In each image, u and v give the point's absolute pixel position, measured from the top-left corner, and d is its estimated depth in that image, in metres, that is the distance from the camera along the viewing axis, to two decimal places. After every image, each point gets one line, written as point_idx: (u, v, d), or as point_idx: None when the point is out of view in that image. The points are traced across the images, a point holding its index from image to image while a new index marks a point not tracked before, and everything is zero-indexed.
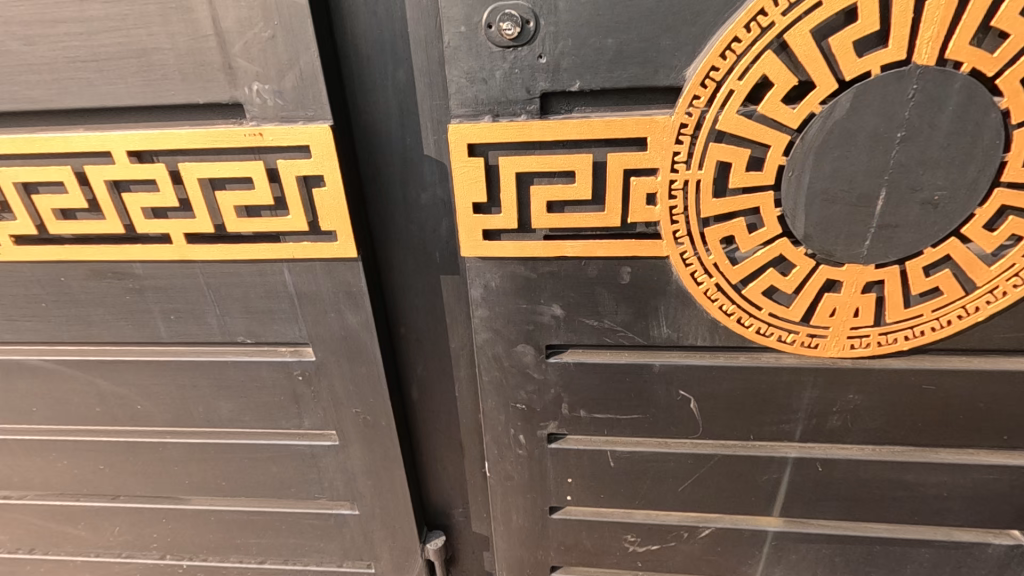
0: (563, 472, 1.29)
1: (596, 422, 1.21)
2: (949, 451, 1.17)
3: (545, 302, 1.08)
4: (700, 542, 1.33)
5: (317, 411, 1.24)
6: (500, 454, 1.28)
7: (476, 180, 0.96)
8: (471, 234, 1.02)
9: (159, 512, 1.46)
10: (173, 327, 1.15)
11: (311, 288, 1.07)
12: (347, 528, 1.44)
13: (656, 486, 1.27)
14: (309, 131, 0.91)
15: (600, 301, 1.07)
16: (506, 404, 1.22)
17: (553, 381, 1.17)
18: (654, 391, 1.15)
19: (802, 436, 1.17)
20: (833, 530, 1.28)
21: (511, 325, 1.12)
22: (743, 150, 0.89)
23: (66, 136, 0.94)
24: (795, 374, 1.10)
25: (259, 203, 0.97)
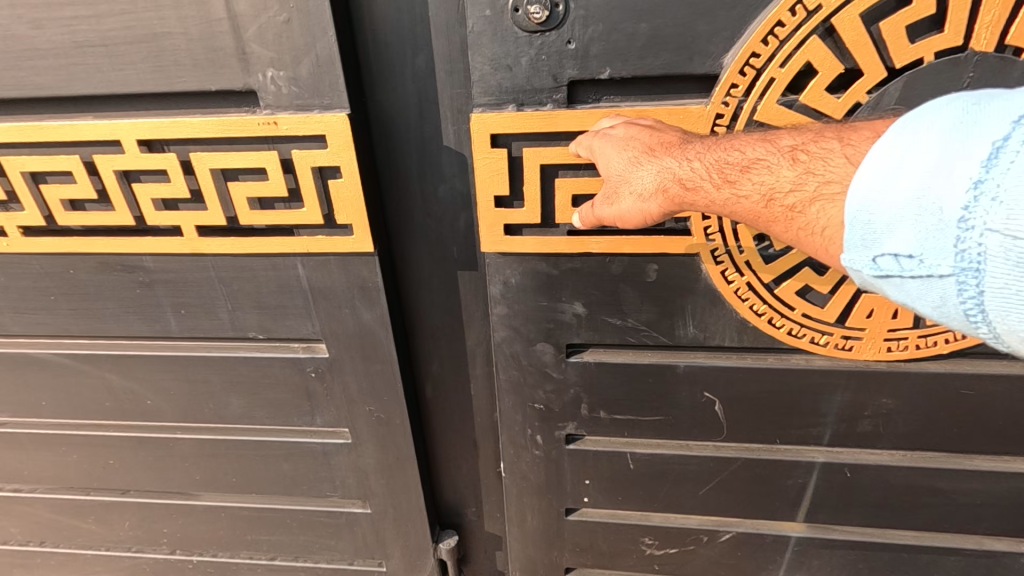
0: (581, 473, 1.25)
1: (616, 423, 1.17)
2: (984, 458, 1.13)
3: (567, 300, 1.05)
4: (719, 547, 1.30)
5: (329, 408, 1.21)
6: (516, 454, 1.25)
7: (499, 172, 0.92)
8: (493, 228, 0.98)
9: (169, 508, 1.45)
10: (183, 322, 1.12)
11: (326, 283, 1.03)
12: (359, 527, 1.42)
13: (676, 488, 1.24)
14: (326, 120, 0.87)
15: (624, 299, 1.03)
16: (523, 403, 1.18)
17: (573, 381, 1.14)
18: (677, 393, 1.12)
19: (830, 440, 1.13)
20: (858, 536, 1.24)
21: (531, 324, 1.08)
22: None
23: (74, 124, 0.91)
24: (825, 376, 1.06)
25: (273, 195, 0.93)
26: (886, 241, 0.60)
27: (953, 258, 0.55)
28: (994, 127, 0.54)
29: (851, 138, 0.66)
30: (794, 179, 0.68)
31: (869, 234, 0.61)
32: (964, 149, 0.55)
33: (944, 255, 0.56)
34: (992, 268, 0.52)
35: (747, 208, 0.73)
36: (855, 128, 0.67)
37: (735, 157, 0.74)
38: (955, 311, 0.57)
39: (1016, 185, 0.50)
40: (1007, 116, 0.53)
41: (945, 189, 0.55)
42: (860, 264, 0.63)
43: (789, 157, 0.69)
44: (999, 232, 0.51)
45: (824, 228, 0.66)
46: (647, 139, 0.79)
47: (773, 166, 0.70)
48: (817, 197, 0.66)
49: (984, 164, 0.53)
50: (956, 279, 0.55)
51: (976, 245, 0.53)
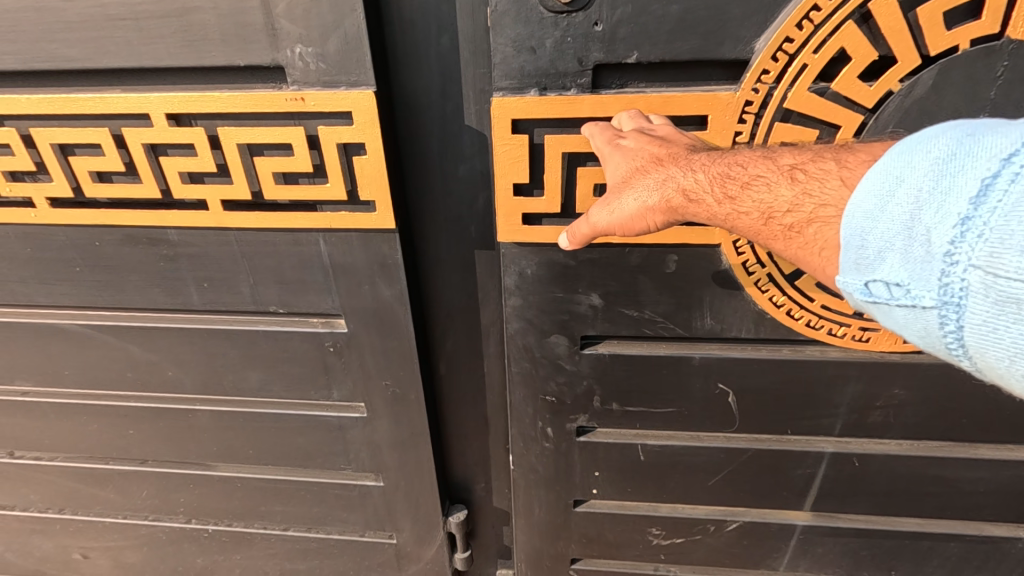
0: (591, 466, 1.29)
1: (628, 415, 1.20)
2: (989, 447, 1.16)
3: (584, 289, 1.07)
4: (726, 535, 1.33)
5: (346, 382, 1.24)
6: (525, 447, 1.29)
7: (519, 159, 0.94)
8: (510, 217, 1.00)
9: (186, 478, 1.49)
10: (206, 295, 1.14)
11: (347, 259, 1.06)
12: (371, 499, 1.46)
13: (686, 479, 1.27)
14: (353, 97, 0.88)
15: (641, 290, 1.06)
16: (534, 395, 1.21)
17: (585, 373, 1.16)
18: (690, 386, 1.15)
19: (841, 431, 1.16)
20: (861, 524, 1.28)
21: (545, 315, 1.11)
22: (809, 132, 0.86)
23: (104, 96, 0.92)
24: (839, 368, 1.09)
25: (298, 170, 0.95)
26: (877, 268, 0.60)
27: (937, 290, 0.55)
28: (987, 161, 0.53)
29: (849, 161, 0.68)
30: (793, 199, 0.70)
31: (860, 259, 0.61)
32: (955, 182, 0.55)
33: (928, 287, 0.56)
34: (973, 303, 0.52)
35: (747, 224, 0.75)
36: (853, 150, 0.70)
37: (738, 172, 0.76)
38: (939, 342, 0.57)
39: (1003, 223, 0.50)
40: (999, 152, 0.53)
41: (934, 221, 0.56)
42: (853, 288, 0.63)
43: (788, 176, 0.72)
44: (982, 269, 0.51)
45: (820, 249, 0.68)
46: (655, 149, 0.81)
47: (773, 184, 0.73)
48: (813, 219, 0.68)
49: (973, 200, 0.53)
50: (938, 312, 0.55)
51: (959, 280, 0.53)
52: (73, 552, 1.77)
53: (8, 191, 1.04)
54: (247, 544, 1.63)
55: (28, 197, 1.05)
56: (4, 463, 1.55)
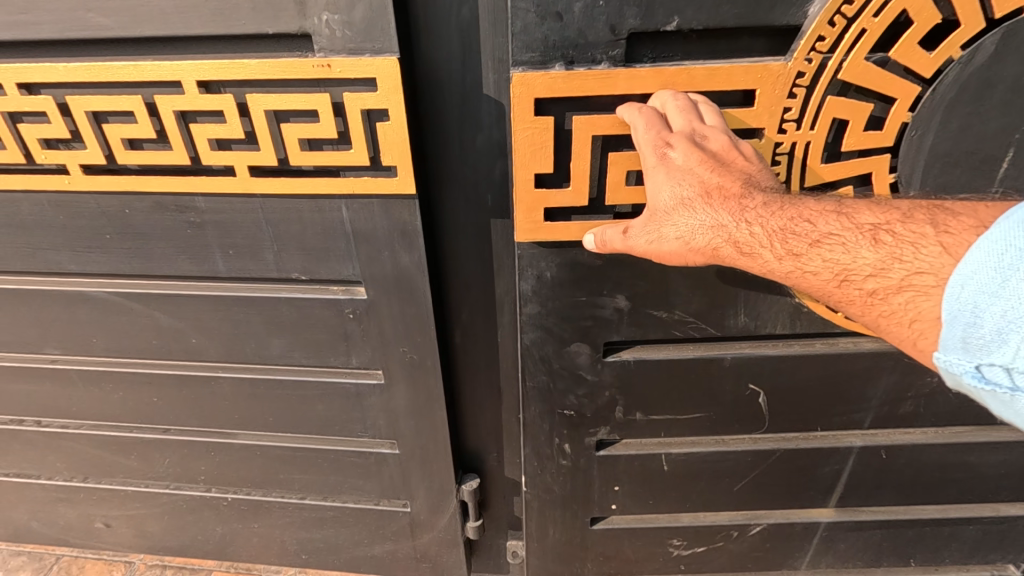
0: (610, 481, 1.48)
1: (653, 423, 1.38)
2: (1008, 431, 1.40)
3: (607, 294, 1.20)
4: (749, 539, 1.58)
5: (365, 349, 1.28)
6: (541, 466, 1.46)
7: (542, 142, 0.98)
8: (533, 211, 1.05)
9: (208, 445, 1.54)
10: (231, 263, 1.18)
11: (368, 226, 1.09)
12: (386, 467, 1.50)
13: (717, 482, 1.49)
14: (377, 64, 0.92)
15: (670, 294, 1.20)
16: (551, 410, 1.37)
17: (606, 382, 1.32)
18: (719, 394, 1.35)
19: (871, 424, 1.39)
20: (884, 514, 1.55)
21: (565, 324, 1.24)
22: (861, 107, 0.94)
23: (137, 65, 0.96)
24: (875, 360, 1.30)
25: (324, 137, 0.98)
26: (993, 350, 0.66)
27: None
28: None
29: (945, 226, 0.75)
30: (876, 262, 0.77)
31: (976, 345, 0.67)
32: None
33: None
34: None
35: (817, 281, 0.82)
36: (953, 214, 0.75)
37: (807, 231, 0.83)
38: None
39: None
40: None
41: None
42: (964, 371, 0.69)
43: (872, 238, 0.79)
44: None
45: (910, 320, 0.75)
46: (704, 176, 0.88)
47: (852, 246, 0.79)
48: (905, 286, 0.74)
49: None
50: None
51: None
52: (96, 521, 1.83)
53: (44, 158, 1.08)
54: (265, 512, 1.68)
55: (62, 164, 1.09)
56: (33, 432, 1.61)
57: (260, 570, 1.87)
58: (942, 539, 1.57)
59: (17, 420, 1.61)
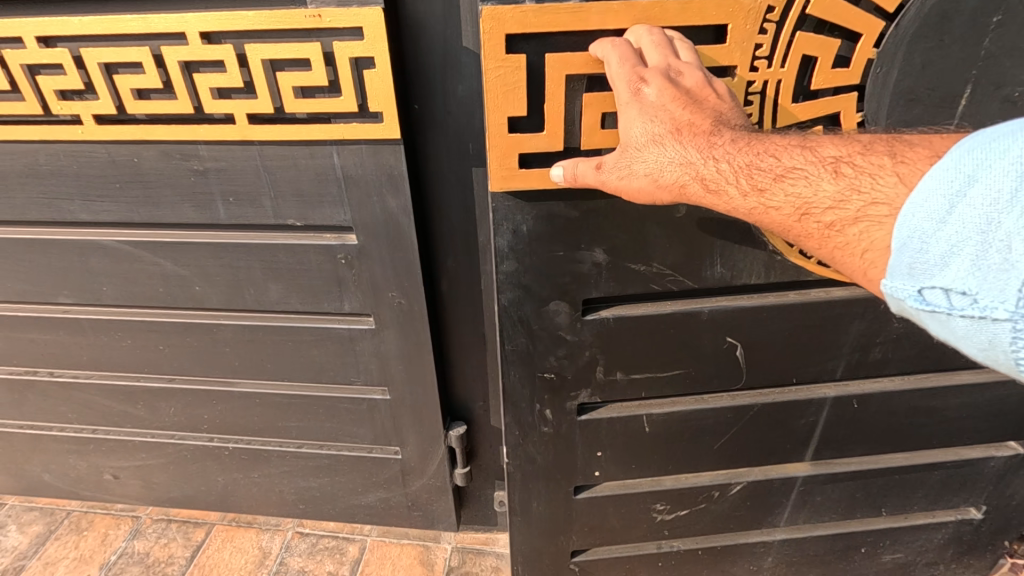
0: (593, 447, 1.54)
1: (633, 382, 1.44)
2: (969, 374, 1.46)
3: (585, 249, 1.25)
4: (729, 499, 1.64)
5: (357, 294, 1.37)
6: (525, 435, 1.53)
7: (514, 81, 1.04)
8: (508, 154, 1.11)
9: (211, 393, 1.63)
10: (232, 209, 1.28)
11: (358, 171, 1.18)
12: (379, 413, 1.59)
13: (697, 440, 1.54)
14: (364, 13, 1.00)
15: (647, 248, 1.26)
16: (534, 373, 1.43)
17: (586, 342, 1.38)
18: (698, 352, 1.40)
19: (843, 373, 1.45)
20: (856, 466, 1.61)
21: (546, 283, 1.29)
22: (828, 44, 1.03)
23: (145, 17, 1.05)
24: (846, 306, 1.35)
25: (317, 85, 1.07)
26: (935, 273, 0.65)
27: (1011, 303, 0.59)
28: None
29: (905, 157, 0.73)
30: (835, 193, 0.76)
31: (920, 266, 0.66)
32: None
33: (999, 299, 0.60)
34: None
35: (779, 215, 0.83)
36: (911, 145, 0.74)
37: (770, 166, 0.84)
38: (1003, 354, 0.62)
39: None
40: None
41: (1011, 227, 0.59)
42: (906, 294, 0.68)
43: (833, 170, 0.78)
44: None
45: (863, 250, 0.74)
46: (676, 113, 0.91)
47: (813, 179, 0.79)
48: (859, 217, 0.74)
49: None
50: (1011, 323, 0.59)
51: None
52: (105, 473, 1.92)
53: (61, 109, 1.18)
54: (264, 461, 1.78)
55: (77, 114, 1.18)
56: (47, 382, 1.70)
57: (260, 522, 2.05)
58: (912, 488, 1.62)
59: (31, 371, 1.70)
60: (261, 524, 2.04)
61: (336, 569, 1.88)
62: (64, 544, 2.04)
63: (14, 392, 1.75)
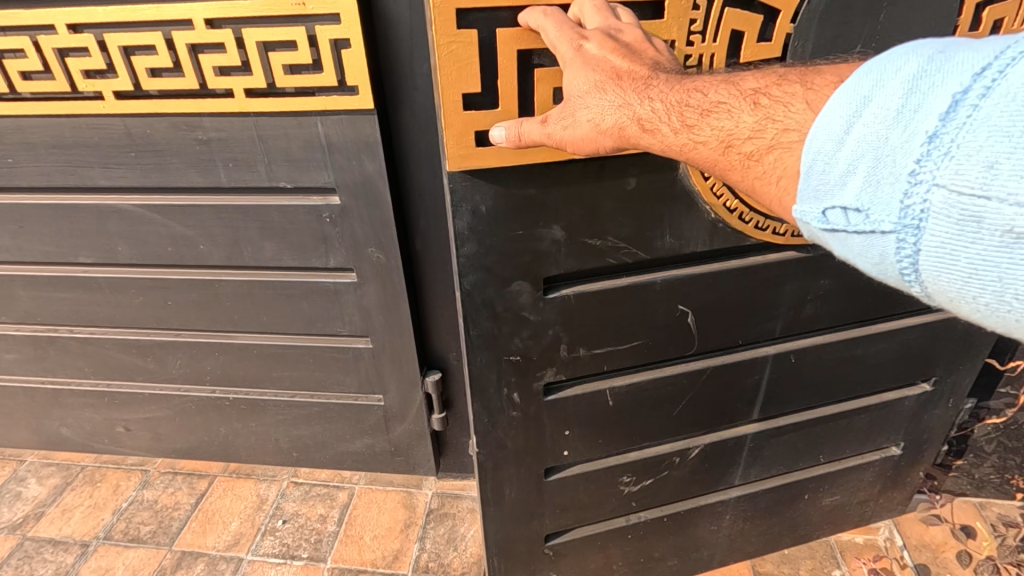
0: (562, 426, 1.52)
1: (595, 358, 1.43)
2: (885, 323, 1.57)
3: (543, 226, 1.24)
4: (689, 463, 1.67)
5: (340, 250, 1.57)
6: (495, 421, 1.48)
7: (466, 56, 1.05)
8: (465, 133, 1.11)
9: (213, 345, 1.83)
10: (232, 174, 1.48)
11: (340, 138, 1.38)
12: (362, 361, 1.79)
13: (656, 409, 1.55)
14: (341, 2, 1.20)
15: (600, 220, 1.26)
16: (500, 358, 1.40)
17: (550, 321, 1.36)
18: (654, 322, 1.41)
19: (782, 330, 1.50)
20: (798, 418, 1.68)
21: (506, 262, 1.27)
22: (752, 19, 1.07)
23: (158, 6, 1.24)
24: (780, 267, 1.40)
25: (302, 63, 1.27)
26: (835, 194, 0.61)
27: (897, 215, 0.55)
28: (959, 76, 0.53)
29: (813, 84, 0.70)
30: (754, 124, 0.73)
31: (822, 186, 0.62)
32: (927, 98, 0.54)
33: (889, 211, 0.56)
34: (935, 225, 0.53)
35: (706, 151, 0.80)
36: (817, 72, 0.71)
37: (698, 101, 0.81)
38: (893, 269, 0.58)
39: (970, 139, 0.50)
40: (970, 66, 0.52)
41: (899, 141, 0.55)
42: (811, 217, 0.64)
43: (752, 102, 0.75)
44: (945, 188, 0.51)
45: (778, 177, 0.71)
46: (615, 62, 0.92)
47: (735, 111, 0.76)
48: (775, 145, 0.70)
49: (941, 116, 0.52)
50: (897, 236, 0.56)
51: (920, 201, 0.53)
52: (117, 426, 2.13)
53: (85, 86, 1.38)
54: (261, 411, 1.97)
55: (98, 91, 1.38)
56: (66, 338, 1.90)
57: (258, 474, 2.22)
58: (842, 433, 1.73)
59: (52, 328, 1.90)
60: (259, 475, 2.22)
61: (326, 512, 2.07)
62: (80, 494, 2.21)
63: (37, 348, 1.95)
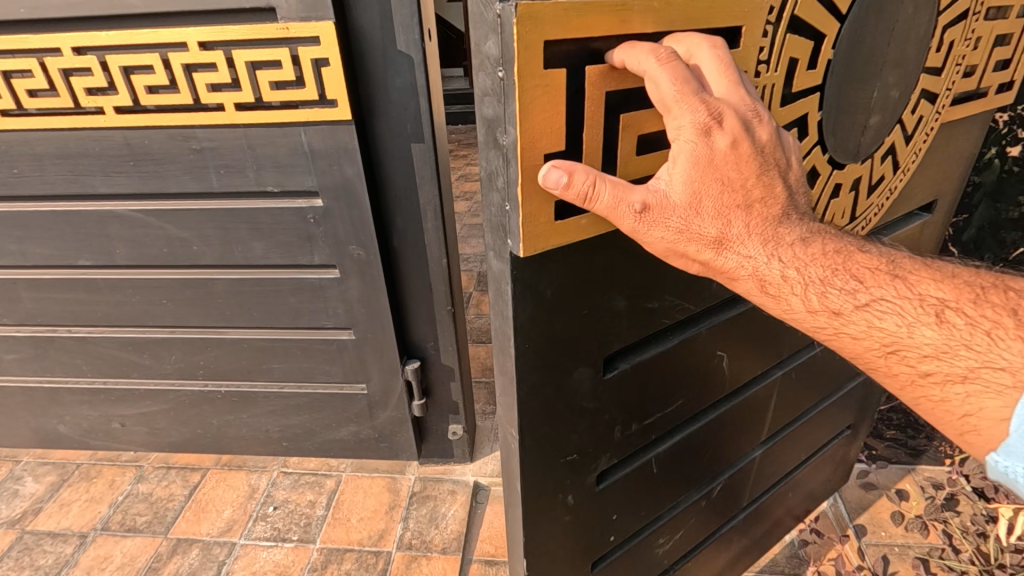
0: (609, 515, 1.23)
1: (645, 429, 1.20)
2: None
3: (608, 296, 0.98)
4: (711, 502, 1.51)
5: (324, 248, 1.72)
6: (540, 533, 1.12)
7: (551, 105, 0.74)
8: (542, 210, 0.80)
9: (206, 341, 1.96)
10: (223, 179, 1.62)
11: (322, 146, 1.54)
12: (346, 352, 1.93)
13: (689, 462, 1.36)
14: (320, 27, 1.36)
15: (658, 281, 1.05)
16: (551, 463, 1.06)
17: (609, 403, 1.09)
18: (696, 374, 1.23)
19: (788, 351, 1.45)
20: (792, 426, 1.63)
21: (567, 349, 0.97)
22: (806, 45, 1.00)
23: (157, 32, 1.39)
24: None
25: (286, 79, 1.43)
26: None
27: None
28: None
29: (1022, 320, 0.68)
30: (938, 344, 0.70)
31: None
32: None
33: None
34: None
35: (859, 346, 0.77)
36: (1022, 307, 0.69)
37: (861, 292, 0.77)
38: None
39: None
40: None
41: None
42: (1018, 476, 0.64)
43: (936, 316, 0.72)
44: None
45: (963, 413, 0.68)
46: (757, 197, 0.80)
47: (911, 320, 0.72)
48: (968, 377, 0.68)
49: None
50: None
51: None
52: (114, 421, 2.24)
53: (88, 102, 1.52)
54: (252, 403, 2.11)
55: (100, 106, 1.52)
56: (65, 337, 2.02)
57: (250, 465, 2.32)
58: (816, 427, 1.73)
59: (51, 329, 2.02)
60: (250, 467, 2.31)
61: (315, 498, 2.17)
62: (76, 489, 2.26)
63: (36, 348, 2.06)
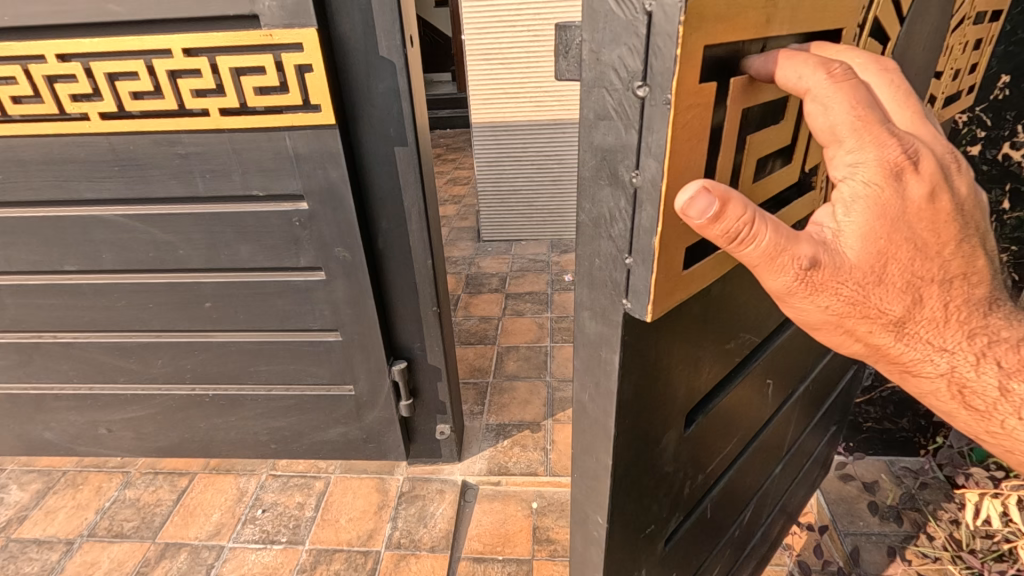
0: (674, 566, 1.17)
1: (708, 475, 1.14)
2: None
3: (694, 348, 0.91)
4: (750, 529, 1.47)
5: (310, 250, 1.74)
6: None
7: (698, 130, 0.62)
8: (675, 260, 0.68)
9: (193, 344, 1.97)
10: (209, 184, 1.64)
11: (306, 149, 1.57)
12: (333, 353, 1.95)
13: (737, 493, 1.31)
14: (303, 33, 1.39)
15: (731, 322, 0.99)
16: (636, 536, 0.97)
17: (685, 458, 1.02)
18: (750, 407, 1.19)
19: (811, 364, 1.44)
20: (807, 436, 1.61)
21: (659, 414, 0.88)
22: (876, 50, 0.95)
23: (140, 39, 1.42)
24: None
25: (270, 85, 1.46)
26: None
27: None
28: None
29: None
30: None
31: None
32: None
33: None
34: None
35: None
36: None
37: None
38: None
39: None
40: None
41: None
42: None
43: None
44: None
45: None
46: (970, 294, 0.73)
47: None
48: None
49: None
50: None
51: None
52: (100, 427, 2.24)
53: (73, 109, 1.53)
54: (240, 406, 2.12)
55: (84, 112, 1.54)
56: (50, 343, 2.02)
57: (238, 469, 2.33)
58: (821, 430, 1.74)
59: (36, 335, 2.02)
60: (238, 470, 2.32)
61: (304, 500, 2.18)
62: (62, 496, 2.24)
63: (21, 354, 2.06)
